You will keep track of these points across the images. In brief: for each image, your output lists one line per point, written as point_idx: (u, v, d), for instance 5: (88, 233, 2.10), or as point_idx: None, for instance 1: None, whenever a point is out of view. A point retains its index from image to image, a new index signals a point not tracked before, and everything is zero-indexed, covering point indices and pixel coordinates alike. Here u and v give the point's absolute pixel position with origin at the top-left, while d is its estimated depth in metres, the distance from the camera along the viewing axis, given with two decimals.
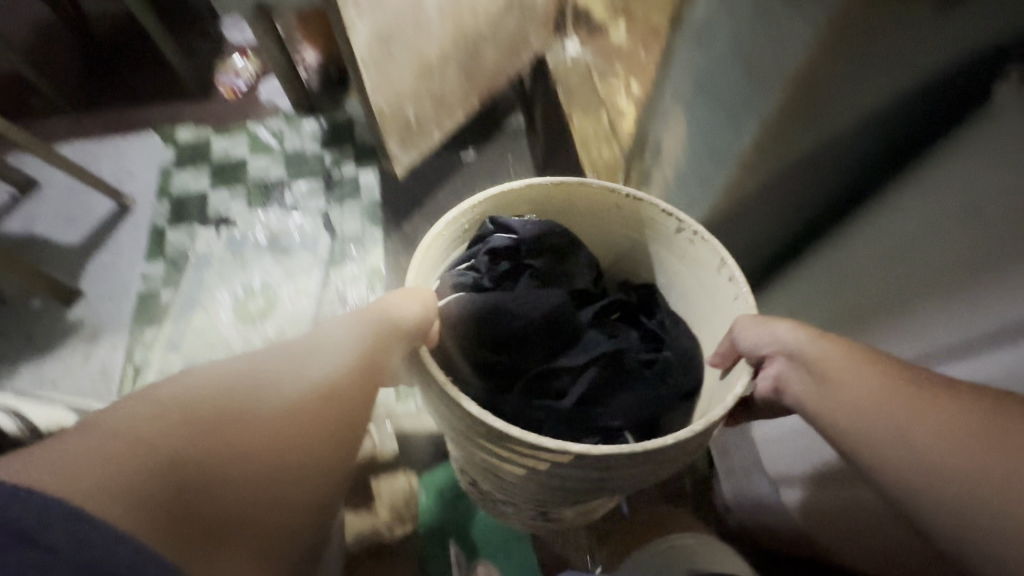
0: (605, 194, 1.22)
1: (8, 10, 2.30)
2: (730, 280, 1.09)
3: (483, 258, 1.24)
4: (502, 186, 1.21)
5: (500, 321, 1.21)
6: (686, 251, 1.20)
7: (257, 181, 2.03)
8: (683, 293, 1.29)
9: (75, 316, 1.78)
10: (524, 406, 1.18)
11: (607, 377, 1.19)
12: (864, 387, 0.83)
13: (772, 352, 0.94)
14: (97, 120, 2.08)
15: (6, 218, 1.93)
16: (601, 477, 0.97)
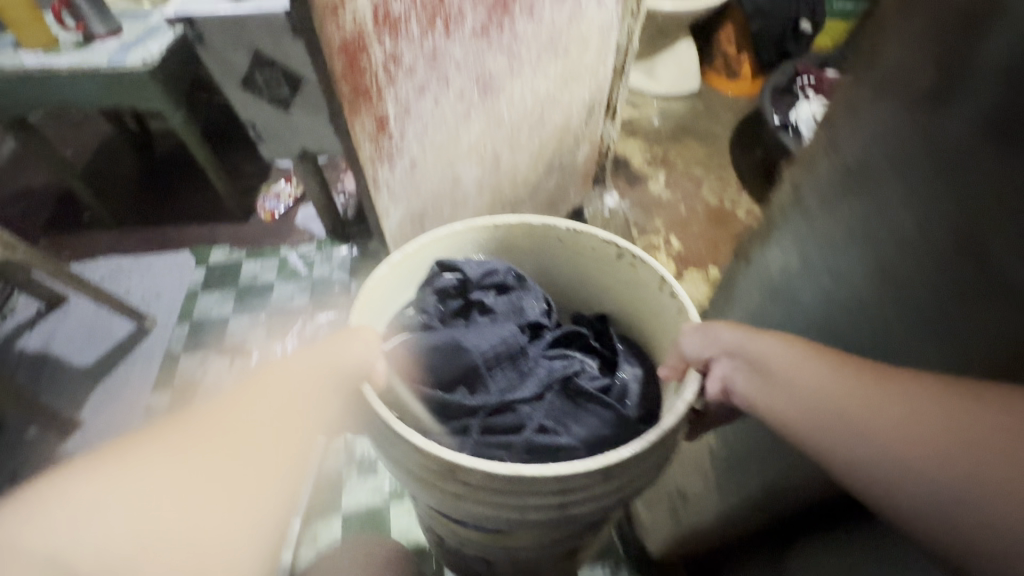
0: (542, 230, 1.09)
1: (80, 138, 2.45)
2: (673, 295, 0.96)
3: (430, 300, 1.04)
4: (446, 229, 1.08)
5: (456, 358, 0.97)
6: (628, 274, 1.06)
7: (278, 309, 1.83)
8: (639, 320, 1.11)
9: (67, 451, 1.53)
10: (483, 443, 0.92)
11: (564, 404, 0.97)
12: (807, 370, 0.65)
13: (709, 354, 0.80)
14: (138, 238, 2.06)
15: (23, 334, 1.80)
16: (561, 505, 0.81)
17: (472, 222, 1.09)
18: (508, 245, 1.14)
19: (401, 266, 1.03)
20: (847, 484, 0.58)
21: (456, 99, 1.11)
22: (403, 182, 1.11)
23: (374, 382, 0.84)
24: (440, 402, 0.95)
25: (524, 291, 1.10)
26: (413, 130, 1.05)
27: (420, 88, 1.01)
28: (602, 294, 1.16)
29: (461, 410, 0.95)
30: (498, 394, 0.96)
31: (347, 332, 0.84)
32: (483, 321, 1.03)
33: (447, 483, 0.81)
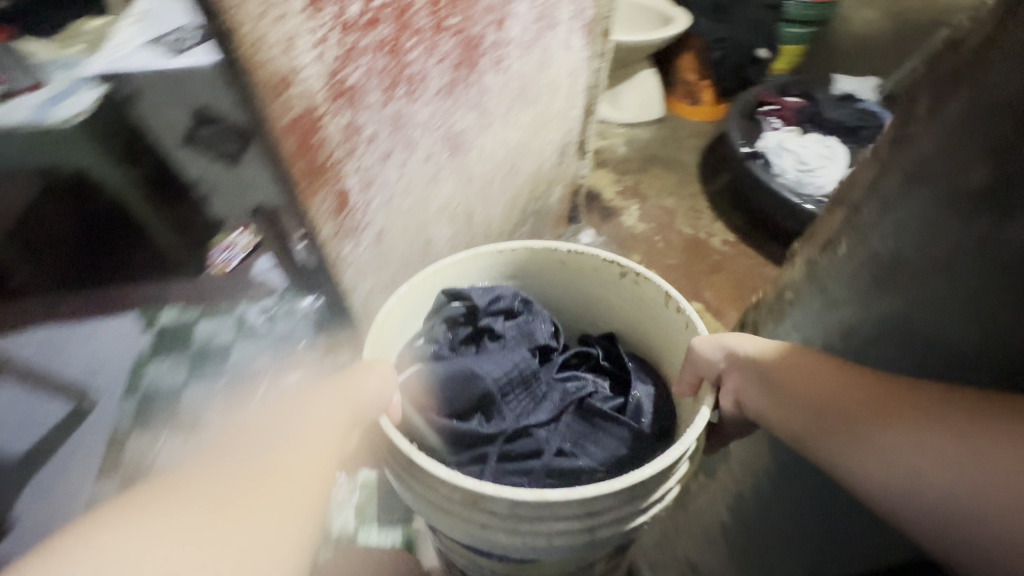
0: (536, 254, 1.01)
1: None
2: (681, 311, 0.88)
3: (436, 328, 0.94)
4: (441, 261, 0.98)
5: (469, 386, 0.87)
6: (632, 294, 0.97)
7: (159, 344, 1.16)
8: (648, 343, 1.00)
9: None
10: (504, 471, 0.83)
11: (580, 425, 0.89)
12: (822, 378, 0.60)
13: (722, 364, 0.71)
14: None
15: None
16: (590, 527, 0.72)
17: (478, 250, 0.99)
18: (506, 269, 1.02)
19: (410, 296, 0.94)
20: (870, 503, 0.55)
21: (425, 161, 0.90)
22: (370, 255, 0.86)
23: (393, 416, 0.76)
24: (455, 431, 0.85)
25: (531, 314, 0.99)
26: (382, 199, 0.82)
27: (388, 149, 0.80)
28: (607, 318, 1.06)
29: (478, 439, 0.85)
30: (513, 421, 0.86)
31: (363, 365, 0.69)
32: (492, 348, 0.94)
33: (471, 514, 0.72)
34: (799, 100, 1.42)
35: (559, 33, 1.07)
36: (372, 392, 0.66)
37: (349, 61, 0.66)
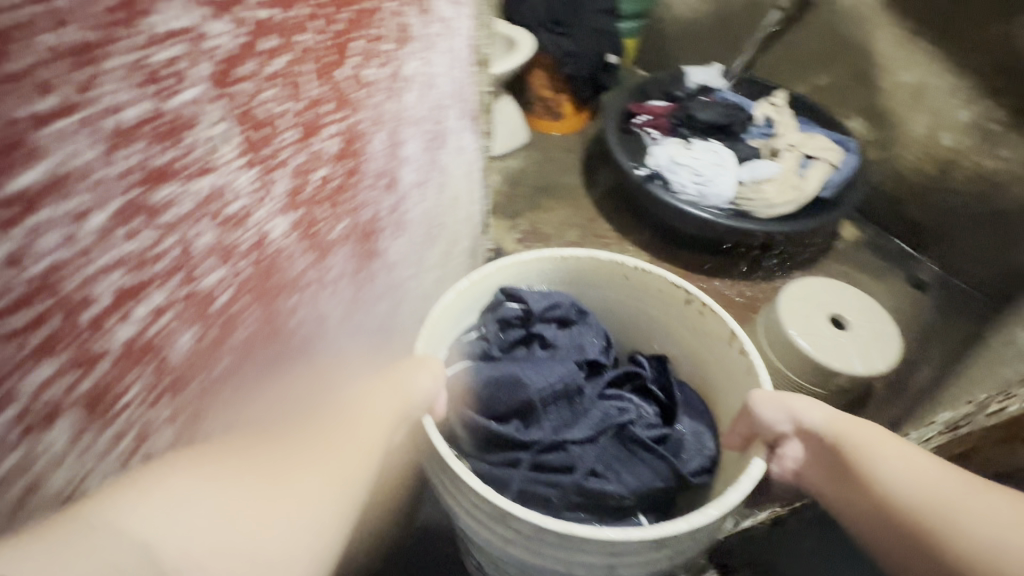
0: (601, 265, 0.86)
1: None
2: (742, 352, 0.77)
3: (493, 326, 0.83)
4: (513, 258, 0.85)
5: (512, 394, 0.77)
6: (694, 323, 0.84)
7: None
8: (706, 384, 0.86)
9: None
10: (531, 481, 0.73)
11: (617, 448, 0.77)
12: (899, 464, 0.57)
13: (788, 433, 0.67)
14: None
15: None
16: (613, 565, 0.63)
17: (543, 253, 0.86)
18: (573, 277, 0.88)
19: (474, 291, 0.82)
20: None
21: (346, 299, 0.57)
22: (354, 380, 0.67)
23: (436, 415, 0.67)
24: (486, 433, 0.76)
25: (583, 331, 0.85)
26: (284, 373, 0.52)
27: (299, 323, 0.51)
28: (665, 346, 0.91)
29: (507, 443, 0.76)
30: (551, 434, 0.76)
31: (414, 358, 0.60)
32: (540, 354, 0.83)
33: (497, 529, 0.64)
34: (669, 103, 1.22)
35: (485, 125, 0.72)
36: (424, 394, 0.57)
37: (208, 354, 0.42)
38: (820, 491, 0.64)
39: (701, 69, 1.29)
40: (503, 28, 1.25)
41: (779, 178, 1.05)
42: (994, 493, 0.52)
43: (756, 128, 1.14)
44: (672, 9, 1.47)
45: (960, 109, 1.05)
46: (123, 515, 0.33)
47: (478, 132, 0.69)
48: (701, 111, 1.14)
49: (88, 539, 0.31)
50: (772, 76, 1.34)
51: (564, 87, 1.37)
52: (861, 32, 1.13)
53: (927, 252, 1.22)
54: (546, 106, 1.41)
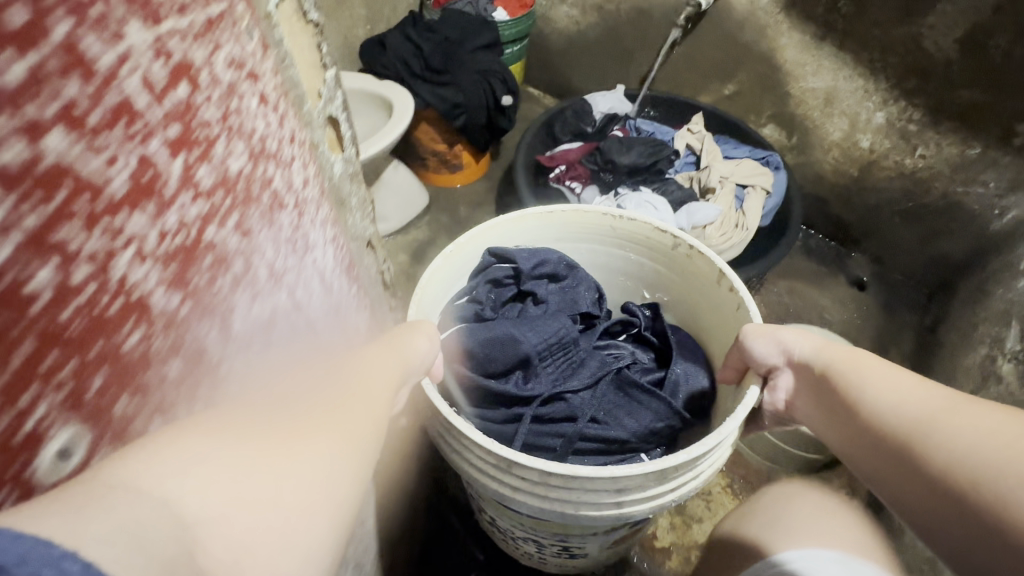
0: (583, 215, 0.75)
1: None
2: (732, 291, 0.67)
3: (480, 285, 0.73)
4: (493, 223, 0.73)
5: (506, 352, 0.68)
6: (681, 267, 0.74)
7: None
8: (711, 335, 0.74)
9: None
10: (535, 435, 0.66)
11: (619, 396, 0.69)
12: (895, 390, 0.49)
13: (779, 365, 0.56)
14: None
15: None
16: (619, 504, 0.59)
17: (523, 211, 0.74)
18: (558, 232, 0.76)
19: (454, 260, 0.70)
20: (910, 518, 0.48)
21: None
22: None
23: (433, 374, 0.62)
24: (482, 389, 0.68)
25: (575, 283, 0.76)
26: None
27: None
28: (658, 295, 0.79)
29: (504, 400, 0.68)
30: (549, 386, 0.69)
31: (408, 323, 0.52)
32: (533, 312, 0.74)
33: (501, 480, 0.59)
34: (582, 144, 1.08)
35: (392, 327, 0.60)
36: (425, 359, 0.49)
37: None
38: (805, 415, 0.56)
39: (604, 95, 1.15)
40: (371, 86, 1.02)
41: (719, 221, 0.95)
42: (986, 406, 0.45)
43: (681, 161, 1.06)
44: (554, 23, 1.32)
45: (876, 112, 1.01)
46: (141, 474, 0.23)
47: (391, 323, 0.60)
48: (621, 153, 1.00)
49: (114, 501, 0.21)
50: (675, 88, 1.23)
51: (455, 137, 1.16)
52: (762, 37, 1.05)
53: (858, 248, 1.18)
54: (441, 159, 1.20)
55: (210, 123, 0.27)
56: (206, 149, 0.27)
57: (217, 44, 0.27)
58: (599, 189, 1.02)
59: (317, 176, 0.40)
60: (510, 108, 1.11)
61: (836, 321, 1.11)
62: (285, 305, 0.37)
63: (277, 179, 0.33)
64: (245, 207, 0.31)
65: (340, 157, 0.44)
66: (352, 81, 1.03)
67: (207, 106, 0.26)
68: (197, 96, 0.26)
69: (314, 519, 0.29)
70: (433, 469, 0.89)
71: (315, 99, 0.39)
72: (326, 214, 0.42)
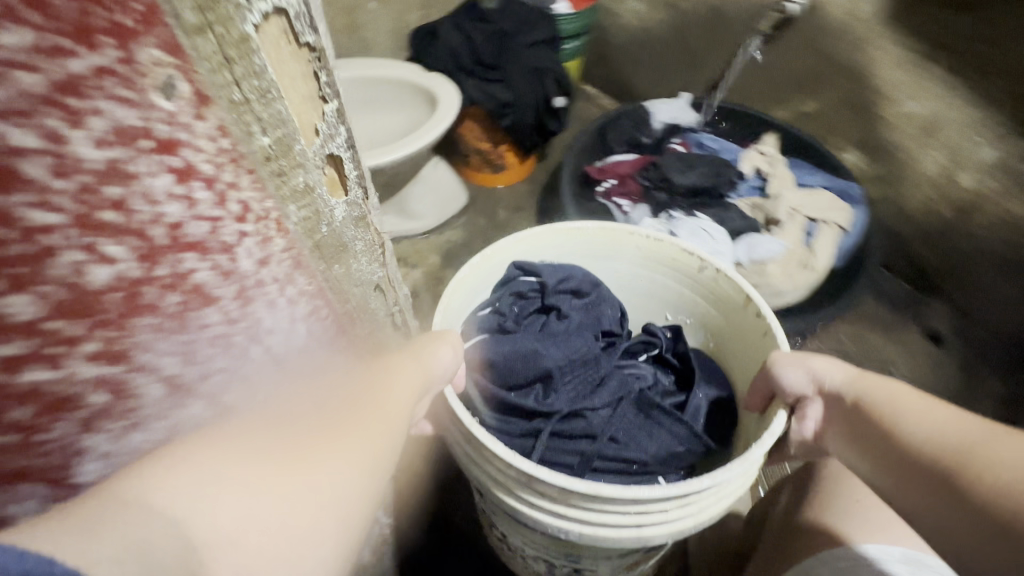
0: (610, 231, 0.69)
1: None
2: (759, 316, 0.61)
3: (503, 298, 0.67)
4: (518, 237, 0.68)
5: (525, 367, 0.62)
6: (706, 291, 0.67)
7: None
8: (736, 362, 0.67)
9: None
10: (553, 451, 0.60)
11: (641, 419, 0.61)
12: (932, 416, 0.44)
13: (808, 395, 0.52)
14: None
15: None
16: (639, 526, 0.52)
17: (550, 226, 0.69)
18: (584, 252, 0.71)
19: (479, 271, 0.66)
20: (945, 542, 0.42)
21: None
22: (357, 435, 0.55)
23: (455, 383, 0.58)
24: (497, 403, 0.62)
25: (598, 300, 0.68)
26: None
27: None
28: (680, 319, 0.72)
29: (518, 416, 0.62)
30: (569, 403, 0.61)
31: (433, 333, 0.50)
32: (557, 326, 0.66)
33: (519, 494, 0.54)
34: (636, 157, 0.99)
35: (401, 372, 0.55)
36: (446, 370, 0.47)
37: None
38: (839, 455, 0.51)
39: (666, 104, 1.05)
40: (416, 78, 0.95)
41: (784, 258, 0.85)
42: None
43: (745, 185, 0.95)
44: (621, 18, 1.22)
45: (984, 147, 0.87)
46: (148, 490, 0.24)
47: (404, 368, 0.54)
48: (679, 172, 0.92)
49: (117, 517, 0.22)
50: (748, 100, 1.12)
51: (501, 136, 1.10)
52: (854, 50, 0.92)
53: (940, 296, 1.04)
54: (484, 158, 1.14)
55: (48, 230, 0.20)
56: (35, 266, 0.20)
57: (77, 120, 0.19)
58: (650, 208, 0.92)
59: (281, 253, 0.32)
60: (563, 111, 1.05)
61: (905, 376, 0.98)
62: (199, 415, 0.31)
63: (199, 277, 0.27)
64: (118, 329, 0.24)
65: (342, 200, 0.38)
66: (397, 70, 0.97)
67: (44, 211, 0.20)
68: (15, 198, 0.19)
69: (322, 527, 0.28)
70: (443, 490, 0.84)
71: (310, 138, 0.33)
72: (299, 288, 0.35)
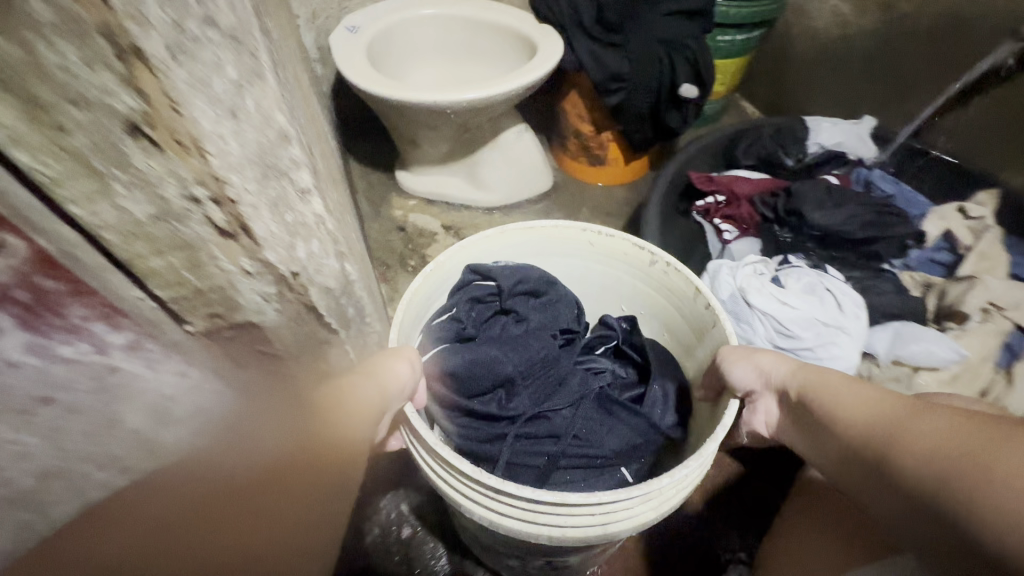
0: (567, 233, 0.58)
1: None
2: (706, 308, 0.52)
3: (459, 308, 0.56)
4: (464, 245, 0.56)
5: (486, 375, 0.51)
6: (659, 290, 0.58)
7: None
8: (688, 355, 0.58)
9: None
10: (522, 451, 0.50)
11: (603, 417, 0.52)
12: (860, 398, 0.38)
13: (759, 391, 0.45)
14: None
15: None
16: (603, 523, 0.40)
17: (501, 227, 0.57)
18: (538, 253, 0.60)
19: (433, 284, 0.54)
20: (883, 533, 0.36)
21: None
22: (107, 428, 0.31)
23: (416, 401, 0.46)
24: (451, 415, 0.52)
25: (558, 299, 0.60)
26: None
27: None
28: (636, 311, 0.62)
29: (477, 423, 0.51)
30: (530, 405, 0.52)
31: (391, 349, 0.44)
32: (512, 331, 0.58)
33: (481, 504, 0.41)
34: (765, 177, 0.72)
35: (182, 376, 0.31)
36: (405, 388, 0.42)
37: None
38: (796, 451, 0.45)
39: (837, 124, 0.78)
40: (523, 26, 0.82)
41: (960, 376, 0.54)
42: (947, 413, 0.34)
43: (921, 255, 0.64)
44: (810, 20, 0.95)
45: None
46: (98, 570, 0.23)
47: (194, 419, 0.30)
48: (818, 206, 0.64)
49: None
50: (969, 147, 0.78)
51: (606, 120, 0.92)
52: None
53: None
54: (582, 144, 0.96)
55: None
56: None
57: None
58: (760, 246, 0.67)
59: None
60: (690, 104, 0.83)
61: None
62: None
63: None
64: None
65: None
66: (505, 15, 0.83)
67: None
68: None
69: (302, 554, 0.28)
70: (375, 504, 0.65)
71: None
72: None
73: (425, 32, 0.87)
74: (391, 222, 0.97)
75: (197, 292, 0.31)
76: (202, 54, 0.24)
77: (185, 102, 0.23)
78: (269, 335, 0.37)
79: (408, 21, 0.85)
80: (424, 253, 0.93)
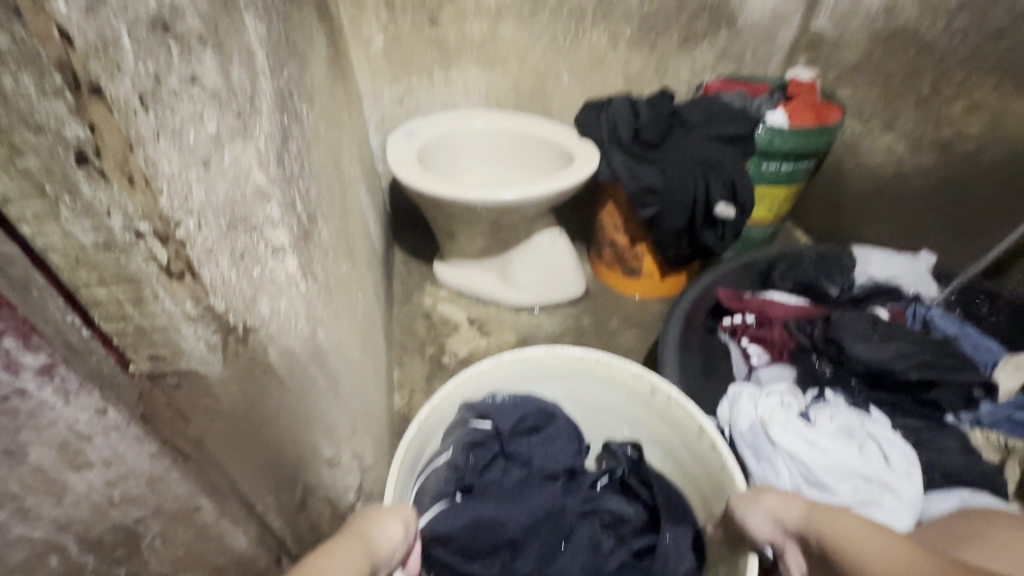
0: (568, 360, 0.54)
1: None
2: (712, 450, 0.48)
3: (455, 450, 0.52)
4: (462, 380, 0.52)
5: (488, 542, 0.47)
6: (662, 421, 0.53)
7: None
8: (696, 492, 0.51)
9: None
10: None
11: None
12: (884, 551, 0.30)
13: (781, 541, 0.38)
14: None
15: None
16: None
17: (498, 357, 0.53)
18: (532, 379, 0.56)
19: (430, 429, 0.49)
20: None
21: None
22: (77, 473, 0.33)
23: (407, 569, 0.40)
24: None
25: (557, 434, 0.55)
26: None
27: None
28: (637, 433, 0.56)
29: None
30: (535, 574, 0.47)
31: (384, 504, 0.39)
32: (514, 476, 0.52)
33: None
34: (803, 304, 0.67)
35: (95, 421, 0.30)
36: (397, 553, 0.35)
37: None
38: None
39: (889, 256, 0.72)
40: (565, 142, 0.87)
41: None
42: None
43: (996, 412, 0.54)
44: (863, 157, 0.94)
45: None
46: None
47: (93, 460, 0.31)
48: (862, 338, 0.57)
49: None
50: None
51: (640, 233, 0.92)
52: None
53: None
54: (617, 254, 0.96)
55: None
56: None
57: None
58: (794, 376, 0.60)
59: None
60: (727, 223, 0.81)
61: None
62: None
63: None
64: None
65: None
66: (551, 131, 0.89)
67: None
68: None
69: None
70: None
71: None
72: None
73: (475, 141, 0.94)
74: (419, 308, 0.98)
75: (139, 330, 0.29)
76: (180, 106, 0.26)
77: (145, 140, 0.24)
78: (217, 390, 0.34)
79: (461, 130, 0.93)
80: (443, 342, 0.92)
